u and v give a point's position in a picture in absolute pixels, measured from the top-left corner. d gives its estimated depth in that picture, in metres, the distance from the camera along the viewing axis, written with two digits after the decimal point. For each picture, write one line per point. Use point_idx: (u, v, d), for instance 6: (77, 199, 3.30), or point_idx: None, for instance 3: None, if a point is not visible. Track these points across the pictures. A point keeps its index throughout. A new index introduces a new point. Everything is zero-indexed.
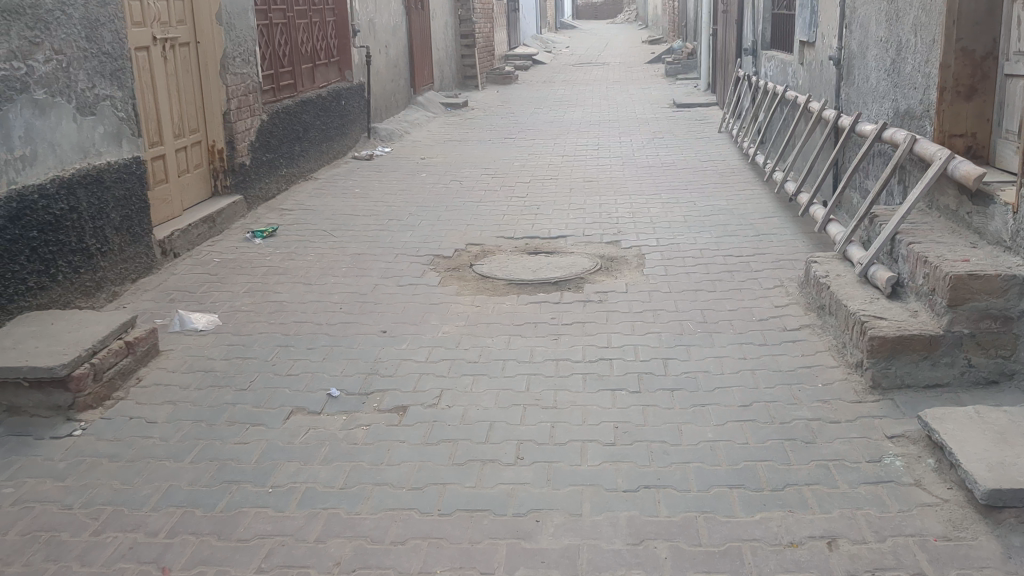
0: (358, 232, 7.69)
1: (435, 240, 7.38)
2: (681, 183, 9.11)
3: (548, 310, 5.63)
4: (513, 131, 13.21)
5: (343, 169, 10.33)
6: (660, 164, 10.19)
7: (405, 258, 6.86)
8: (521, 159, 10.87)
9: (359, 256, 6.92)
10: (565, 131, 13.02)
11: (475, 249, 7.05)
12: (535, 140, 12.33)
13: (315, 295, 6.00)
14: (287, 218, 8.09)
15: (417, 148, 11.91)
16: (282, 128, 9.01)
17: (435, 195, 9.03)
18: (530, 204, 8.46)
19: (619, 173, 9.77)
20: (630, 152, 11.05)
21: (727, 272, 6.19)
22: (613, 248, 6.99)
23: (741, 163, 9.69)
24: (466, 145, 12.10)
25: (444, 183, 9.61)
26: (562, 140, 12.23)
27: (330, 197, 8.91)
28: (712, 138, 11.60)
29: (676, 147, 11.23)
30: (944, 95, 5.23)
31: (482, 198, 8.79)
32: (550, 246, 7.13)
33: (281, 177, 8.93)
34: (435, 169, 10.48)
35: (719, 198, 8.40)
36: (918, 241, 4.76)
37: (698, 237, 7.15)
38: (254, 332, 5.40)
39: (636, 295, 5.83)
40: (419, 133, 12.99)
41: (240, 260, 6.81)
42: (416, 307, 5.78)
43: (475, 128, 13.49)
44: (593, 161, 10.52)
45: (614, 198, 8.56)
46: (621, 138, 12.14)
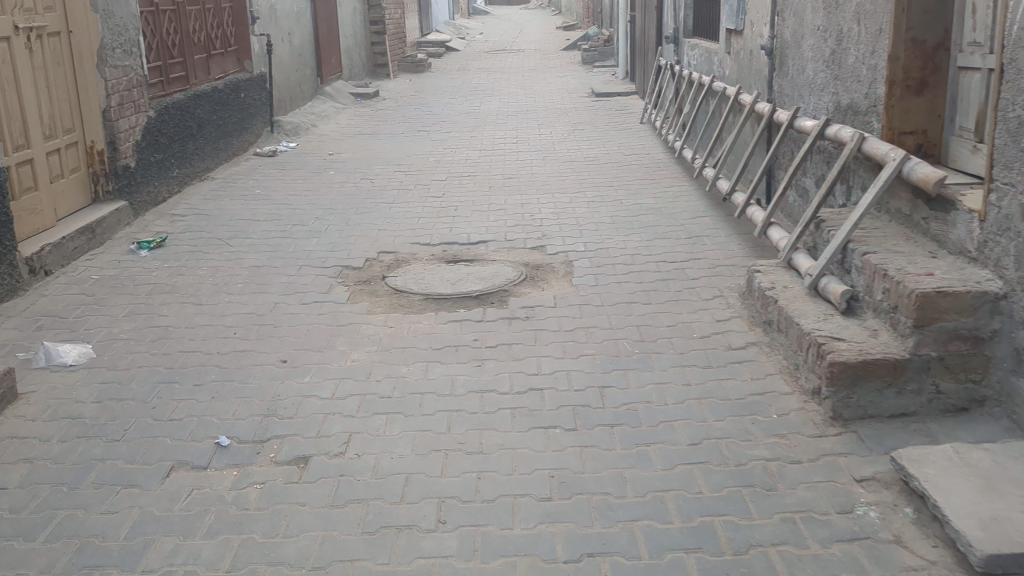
0: (258, 240, 7.01)
1: (343, 248, 6.76)
2: (606, 180, 8.64)
3: (469, 330, 5.08)
4: (426, 123, 12.59)
5: (244, 168, 9.58)
6: (583, 159, 9.71)
7: (310, 270, 6.23)
8: (436, 154, 10.27)
9: (259, 269, 6.26)
10: (481, 123, 12.46)
11: (387, 259, 6.45)
12: (450, 133, 11.73)
13: (206, 318, 5.33)
14: (180, 225, 7.35)
15: (324, 143, 11.20)
16: (173, 125, 8.24)
17: (344, 195, 8.38)
18: (446, 206, 7.88)
19: (540, 170, 9.26)
20: (550, 145, 10.53)
21: (661, 281, 5.73)
22: (537, 255, 6.47)
23: (667, 157, 9.27)
24: (377, 139, 11.43)
25: (352, 182, 8.95)
26: (478, 133, 11.67)
27: (228, 200, 8.18)
28: (634, 130, 11.17)
29: (598, 140, 10.77)
30: (893, 90, 4.83)
31: (395, 199, 8.17)
32: (469, 253, 6.58)
33: (172, 178, 8.17)
34: (344, 166, 9.80)
35: (647, 195, 7.95)
36: (874, 251, 4.36)
37: (627, 241, 6.68)
38: (134, 365, 4.72)
39: (565, 309, 5.32)
40: (327, 126, 12.26)
41: (123, 276, 6.08)
42: (322, 329, 5.17)
43: (387, 121, 12.82)
44: (512, 156, 9.99)
45: (536, 197, 8.05)
46: (541, 130, 11.63)
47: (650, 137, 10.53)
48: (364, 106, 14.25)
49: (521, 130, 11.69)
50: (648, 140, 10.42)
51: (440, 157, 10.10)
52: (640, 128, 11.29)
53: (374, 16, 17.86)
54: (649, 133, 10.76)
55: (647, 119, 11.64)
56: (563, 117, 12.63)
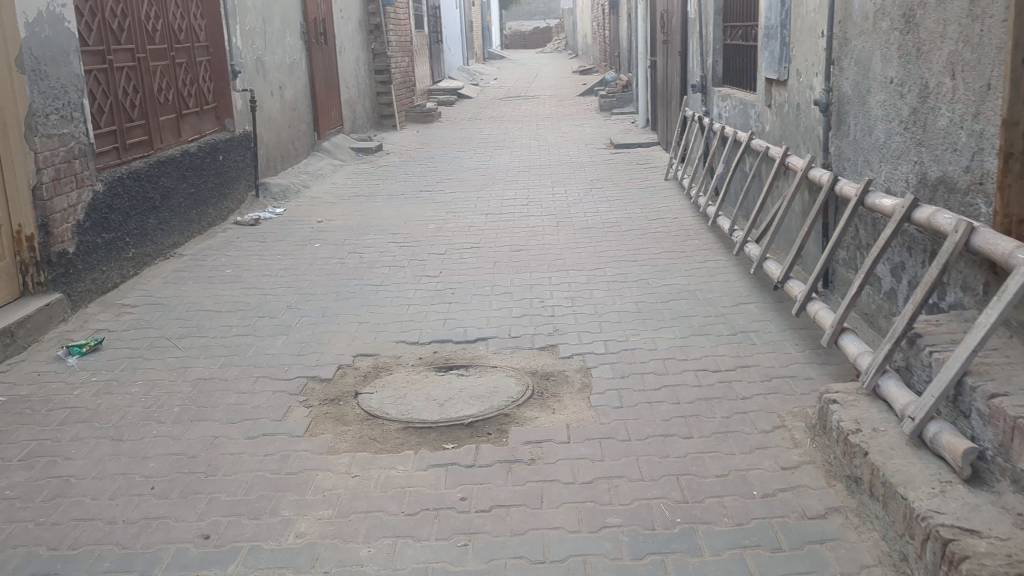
0: (214, 338, 5.87)
1: (314, 349, 5.59)
2: (629, 253, 7.47)
3: (456, 478, 3.89)
4: (429, 182, 11.49)
5: (218, 241, 8.49)
6: (601, 225, 8.54)
7: (269, 381, 5.08)
8: (436, 220, 9.15)
9: (204, 382, 5.09)
10: (489, 181, 11.36)
11: (364, 365, 5.28)
12: (454, 194, 10.62)
13: (122, 463, 4.17)
14: (126, 320, 6.24)
15: (315, 208, 10.12)
16: (128, 197, 7.16)
17: (326, 275, 7.26)
18: (442, 288, 6.73)
19: (553, 240, 8.10)
20: (565, 209, 9.39)
21: (703, 401, 4.51)
22: (548, 357, 5.28)
23: (698, 224, 8.10)
24: (374, 202, 10.35)
25: (337, 257, 7.84)
26: (486, 193, 10.56)
27: (191, 285, 7.06)
28: (659, 188, 10.02)
29: (619, 200, 9.63)
30: (1009, 165, 3.64)
31: (384, 280, 7.03)
32: (464, 356, 5.41)
33: (125, 258, 7.06)
34: (332, 236, 8.69)
35: (678, 273, 6.77)
36: (1006, 392, 3.16)
37: (659, 336, 5.47)
38: (8, 544, 3.55)
39: (581, 445, 4.11)
40: (320, 187, 11.19)
41: (38, 397, 4.94)
42: (266, 478, 4.00)
43: (387, 179, 11.75)
44: (522, 222, 8.85)
45: (547, 277, 6.89)
46: (555, 189, 10.50)
47: (676, 198, 9.38)
48: (364, 162, 13.20)
49: (532, 190, 10.58)
50: (674, 200, 9.27)
51: (441, 224, 8.98)
52: (665, 186, 10.14)
53: (379, 64, 16.86)
54: (676, 193, 9.61)
55: (673, 176, 10.50)
56: (579, 172, 11.54)
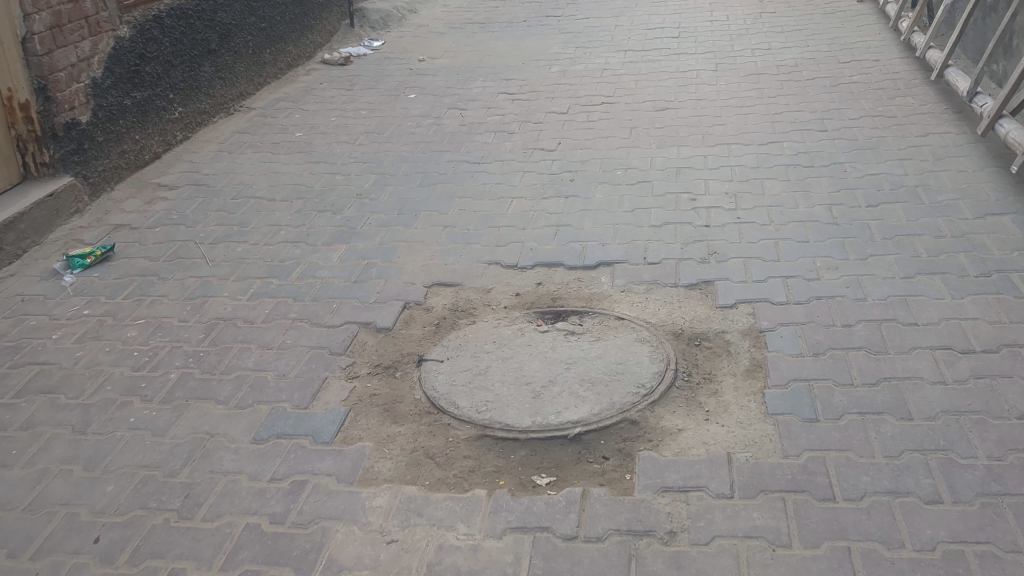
0: (255, 243, 4.47)
1: (376, 270, 4.12)
2: (813, 118, 5.54)
3: (545, 566, 2.42)
4: (560, 3, 9.54)
5: (297, 89, 7.00)
6: (775, 70, 6.57)
7: (307, 328, 3.67)
8: (561, 62, 7.36)
9: (222, 324, 3.72)
10: (633, 0, 9.31)
11: (439, 307, 3.80)
12: (588, 20, 8.69)
13: (72, 483, 2.89)
14: (156, 209, 4.90)
15: (419, 41, 8.44)
16: (172, 42, 5.69)
17: (415, 144, 5.72)
18: (561, 173, 5.09)
19: (708, 92, 6.22)
20: (727, 45, 7.40)
21: (952, 420, 2.83)
22: (701, 306, 3.64)
23: (909, 73, 6.03)
24: (490, 33, 8.57)
25: (434, 116, 6.25)
26: (628, 19, 8.59)
27: (249, 157, 5.65)
28: (851, 14, 7.81)
29: (797, 31, 7.53)
30: None
31: (486, 157, 5.44)
32: (581, 294, 3.84)
33: (168, 121, 5.68)
34: (434, 83, 7.06)
35: (888, 156, 4.87)
36: None
37: (865, 273, 3.72)
38: None
39: (752, 509, 2.54)
40: (430, 11, 9.44)
41: (6, 342, 3.70)
42: (261, 532, 2.63)
43: (510, 0, 9.85)
44: (671, 65, 6.98)
45: (701, 155, 5.14)
46: (714, 14, 8.42)
47: (875, 30, 7.19)
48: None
49: (685, 15, 8.53)
50: (872, 33, 7.11)
51: (565, 66, 7.16)
52: (859, 10, 7.90)
53: None
54: (875, 23, 7.40)
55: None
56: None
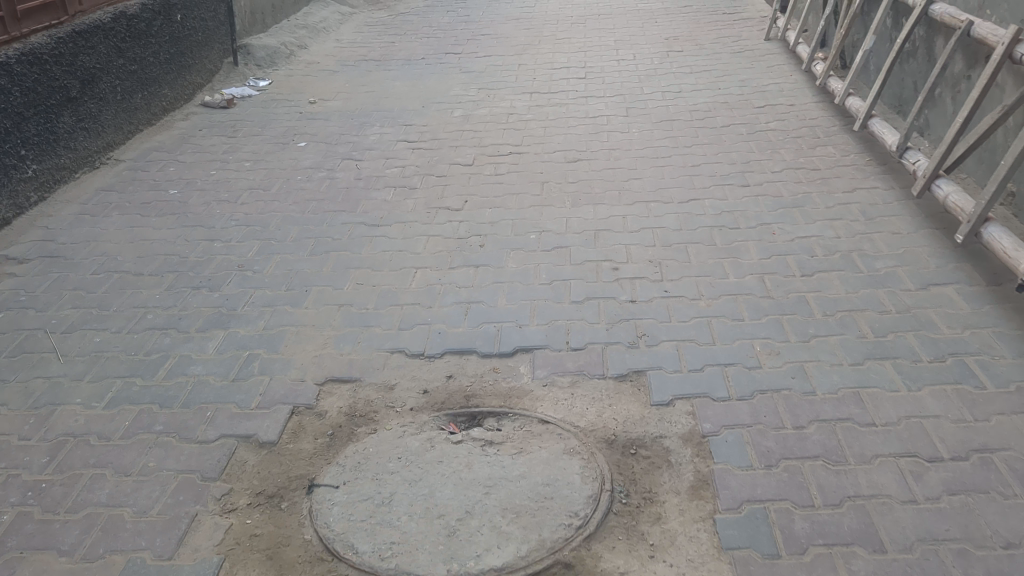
0: (117, 330, 3.87)
1: (259, 364, 3.57)
2: (734, 169, 5.30)
3: None
4: (458, 40, 9.14)
5: (173, 138, 6.38)
6: (687, 117, 6.30)
7: (174, 445, 3.10)
8: (463, 106, 6.96)
9: (70, 443, 3.12)
10: (534, 37, 8.99)
11: (332, 411, 3.27)
12: (489, 58, 8.32)
13: None
14: (1, 289, 4.24)
15: (310, 80, 7.91)
16: (23, 92, 5.04)
17: (306, 203, 5.19)
18: (467, 236, 4.64)
19: (622, 141, 5.97)
20: (635, 87, 7.12)
21: (931, 552, 2.46)
22: (634, 404, 3.21)
23: (828, 122, 5.81)
24: (386, 72, 8.11)
25: (326, 169, 5.74)
26: (530, 57, 8.24)
27: (114, 220, 5.02)
28: (758, 54, 7.62)
29: (705, 73, 7.30)
30: None
31: (384, 218, 4.95)
32: (497, 389, 3.37)
33: (19, 180, 5.02)
34: (325, 130, 6.54)
35: (815, 217, 4.57)
36: None
37: (810, 360, 3.37)
38: None
39: None
40: (320, 48, 8.92)
41: None
42: None
43: (405, 37, 9.41)
44: (578, 111, 6.64)
45: (619, 217, 4.77)
46: (619, 52, 8.16)
47: (784, 73, 7.00)
48: (378, 8, 10.81)
49: (589, 53, 8.24)
50: (782, 75, 6.92)
51: (468, 111, 6.85)
52: (766, 50, 7.72)
53: None
54: (784, 64, 7.22)
55: (776, 35, 8.02)
56: (647, 25, 9.09)
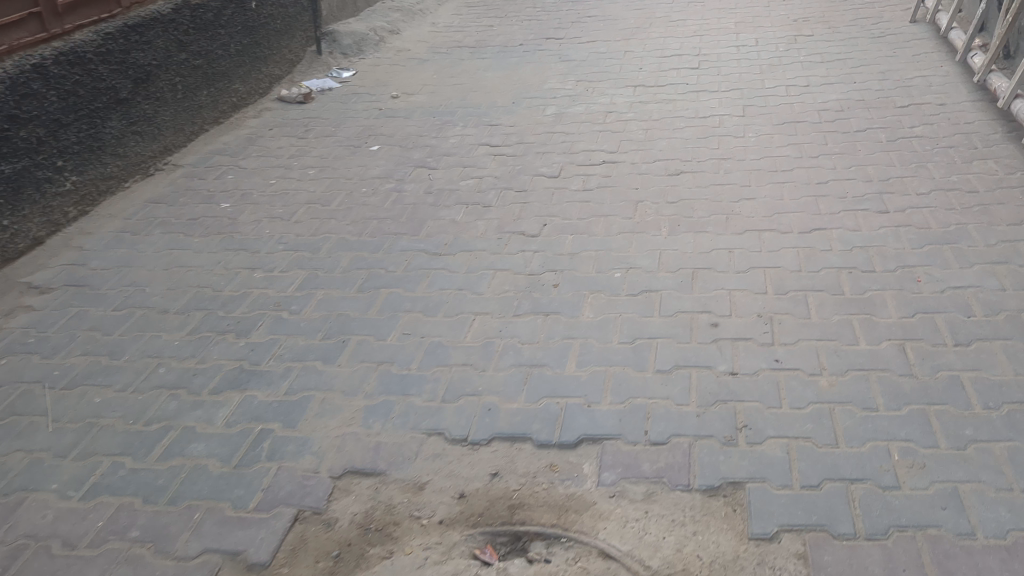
0: (122, 387, 3.34)
1: (270, 445, 2.97)
2: (870, 188, 4.41)
3: None
4: (561, 22, 8.36)
5: (239, 140, 5.87)
6: (815, 117, 5.38)
7: (146, 561, 2.53)
8: (558, 103, 6.21)
9: (30, 549, 2.60)
10: (646, 18, 8.12)
11: (344, 520, 2.64)
12: (593, 43, 7.53)
13: None
14: (13, 326, 3.79)
15: (397, 69, 7.30)
16: (61, 96, 4.56)
17: (365, 223, 4.57)
18: (540, 272, 3.92)
19: (735, 147, 5.12)
20: (755, 78, 6.22)
21: None
22: (725, 537, 2.46)
23: (989, 131, 4.82)
24: (480, 60, 7.43)
25: (396, 179, 5.11)
26: (638, 43, 7.39)
27: (155, 240, 4.52)
28: (903, 39, 6.58)
29: (838, 62, 6.32)
30: None
31: (448, 243, 4.27)
32: (551, 497, 2.67)
33: (55, 195, 4.58)
34: (402, 130, 5.92)
35: (974, 260, 3.66)
36: None
37: (968, 482, 2.53)
38: None
39: None
40: (413, 32, 8.29)
41: None
42: None
43: (506, 19, 8.68)
44: (688, 109, 5.81)
45: (724, 251, 3.96)
46: (740, 36, 7.23)
47: (933, 64, 5.97)
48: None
49: (706, 37, 7.35)
50: (930, 67, 5.91)
51: (563, 107, 6.11)
52: (912, 34, 6.66)
53: None
54: (932, 52, 6.19)
55: (925, 16, 6.92)
56: (774, 4, 8.10)
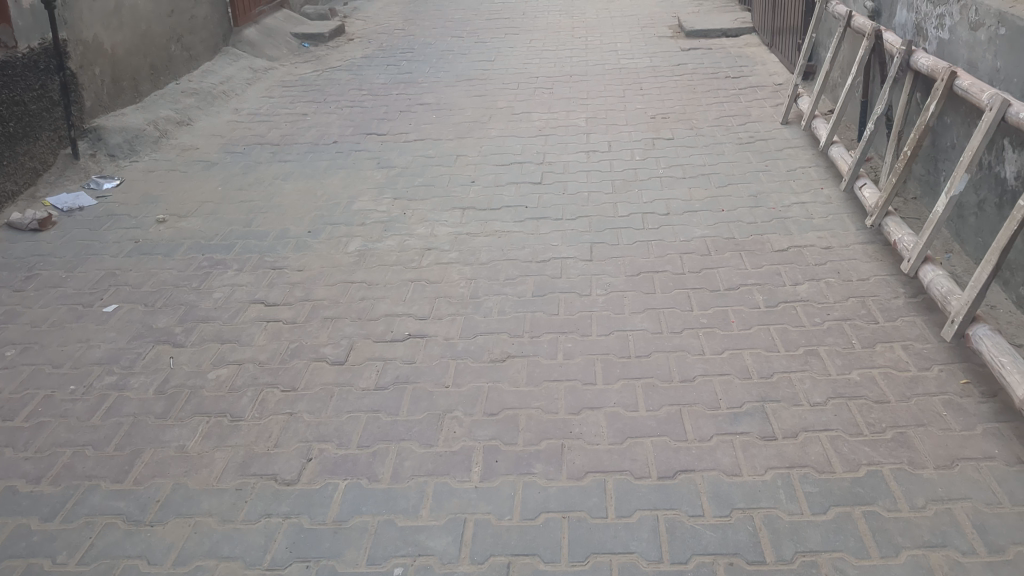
0: None
1: None
2: (750, 392, 3.30)
3: None
4: (390, 111, 7.14)
5: None
6: (677, 265, 4.31)
7: None
8: (364, 233, 4.96)
9: None
10: (486, 109, 6.99)
11: None
12: (419, 146, 6.35)
13: None
14: None
15: (175, 176, 5.92)
16: None
17: (54, 455, 3.18)
18: (284, 567, 2.63)
19: (578, 313, 3.97)
20: (606, 200, 5.14)
21: None
22: None
23: (890, 299, 3.82)
24: (281, 164, 6.12)
25: (122, 366, 3.74)
26: (473, 144, 6.24)
27: None
28: (773, 148, 5.63)
29: (702, 179, 5.31)
30: None
31: (162, 499, 2.94)
32: None
33: None
34: (155, 276, 4.54)
35: (899, 541, 2.58)
36: None
37: None
38: None
39: None
40: (209, 123, 6.92)
41: None
42: None
43: (326, 105, 7.41)
44: (523, 248, 4.65)
45: (556, 515, 2.77)
46: (590, 138, 6.19)
47: (811, 185, 5.03)
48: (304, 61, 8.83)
49: (552, 137, 6.27)
50: (809, 191, 4.96)
51: (369, 240, 4.85)
52: (784, 140, 5.72)
53: None
54: (810, 168, 5.26)
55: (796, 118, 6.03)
56: (630, 94, 7.11)
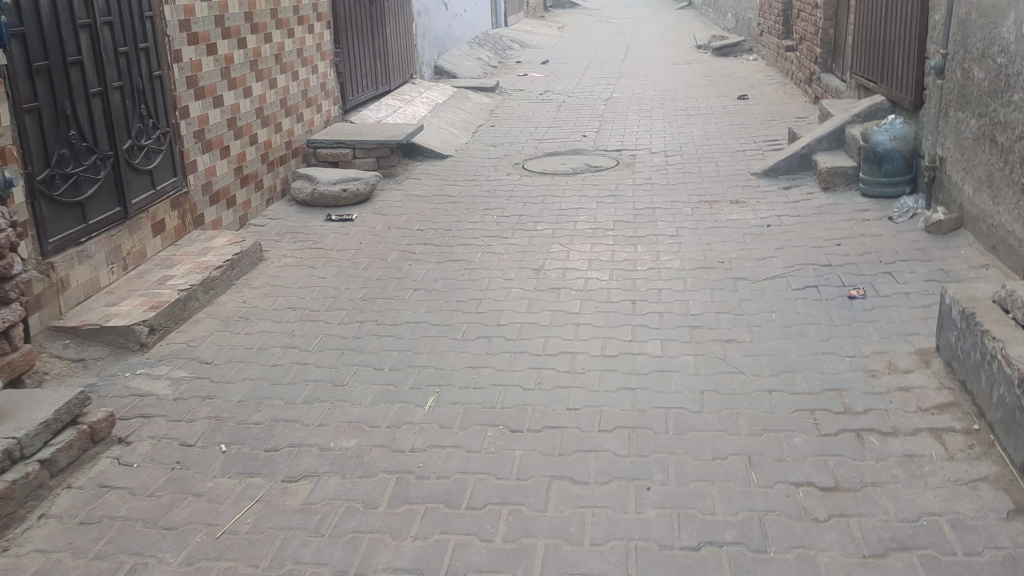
0: None
1: None
2: None
3: None
4: (380, 249, 6.37)
5: None
6: (660, 475, 3.40)
7: None
8: (295, 400, 4.10)
9: None
10: (489, 252, 6.19)
11: None
12: (400, 284, 5.67)
13: None
14: None
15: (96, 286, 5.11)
16: None
17: None
18: None
19: (522, 542, 3.02)
20: (600, 376, 4.25)
21: None
22: None
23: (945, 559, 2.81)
24: (235, 300, 5.42)
25: None
26: (464, 294, 5.42)
27: None
28: (810, 324, 4.69)
29: (720, 358, 4.39)
30: None
31: None
32: None
33: None
34: None
35: None
36: None
37: None
38: None
39: None
40: None
41: None
42: None
43: (313, 236, 6.68)
44: (484, 434, 3.75)
45: None
46: (589, 286, 5.49)
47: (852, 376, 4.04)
48: (297, 151, 8.15)
49: (548, 282, 5.60)
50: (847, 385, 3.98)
51: (298, 413, 3.99)
52: (824, 317, 4.78)
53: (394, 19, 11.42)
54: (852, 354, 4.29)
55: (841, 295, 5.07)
56: (654, 247, 6.24)
